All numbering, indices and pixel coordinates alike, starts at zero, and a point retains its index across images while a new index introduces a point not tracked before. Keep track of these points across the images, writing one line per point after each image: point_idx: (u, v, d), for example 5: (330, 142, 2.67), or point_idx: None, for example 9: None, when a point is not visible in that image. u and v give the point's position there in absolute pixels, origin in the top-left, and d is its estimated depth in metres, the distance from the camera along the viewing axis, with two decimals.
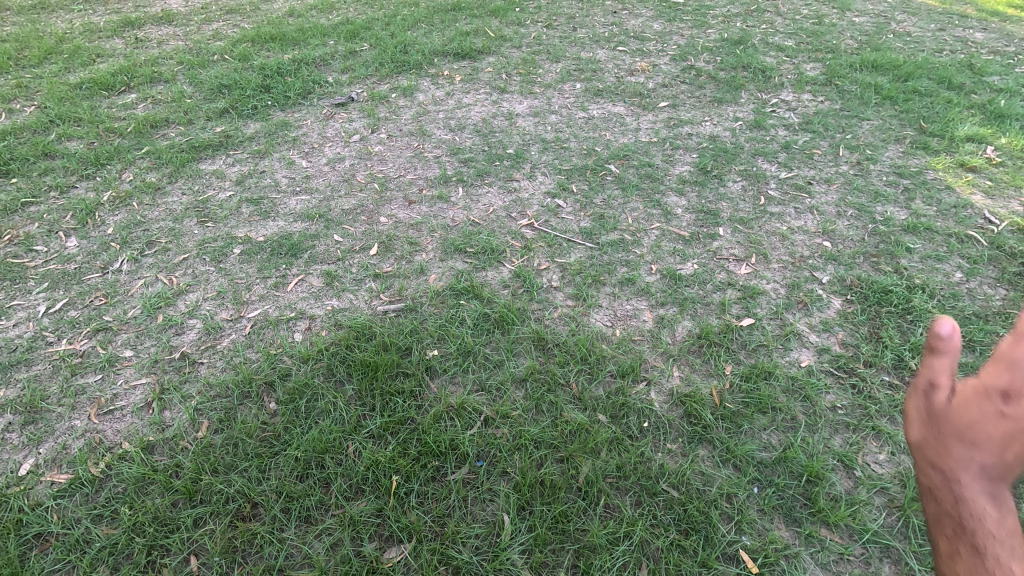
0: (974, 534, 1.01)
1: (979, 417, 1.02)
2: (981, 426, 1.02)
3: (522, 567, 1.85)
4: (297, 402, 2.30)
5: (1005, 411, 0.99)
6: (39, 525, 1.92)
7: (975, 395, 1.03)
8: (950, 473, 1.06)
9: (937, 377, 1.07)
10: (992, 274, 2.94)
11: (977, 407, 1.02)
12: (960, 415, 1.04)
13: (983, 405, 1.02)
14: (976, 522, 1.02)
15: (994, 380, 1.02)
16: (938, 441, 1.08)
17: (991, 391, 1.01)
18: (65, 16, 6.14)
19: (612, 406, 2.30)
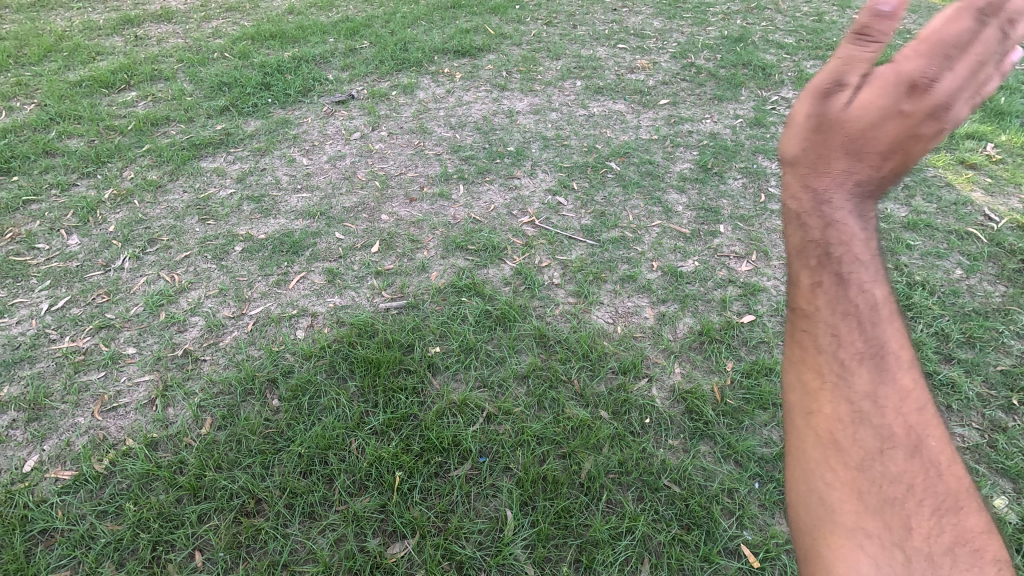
0: (841, 266, 0.80)
1: (887, 111, 0.80)
2: (888, 119, 0.80)
3: (525, 562, 1.86)
4: (301, 399, 2.31)
5: (911, 105, 0.80)
6: (45, 521, 1.93)
7: (892, 83, 0.81)
8: (819, 193, 0.82)
9: (850, 66, 0.82)
10: (992, 271, 2.95)
11: (886, 100, 0.80)
12: (862, 112, 0.81)
13: (894, 91, 0.80)
14: (847, 249, 0.80)
15: (920, 61, 0.81)
16: (827, 151, 0.82)
17: (906, 76, 0.80)
18: (64, 14, 6.13)
19: (613, 402, 2.31)
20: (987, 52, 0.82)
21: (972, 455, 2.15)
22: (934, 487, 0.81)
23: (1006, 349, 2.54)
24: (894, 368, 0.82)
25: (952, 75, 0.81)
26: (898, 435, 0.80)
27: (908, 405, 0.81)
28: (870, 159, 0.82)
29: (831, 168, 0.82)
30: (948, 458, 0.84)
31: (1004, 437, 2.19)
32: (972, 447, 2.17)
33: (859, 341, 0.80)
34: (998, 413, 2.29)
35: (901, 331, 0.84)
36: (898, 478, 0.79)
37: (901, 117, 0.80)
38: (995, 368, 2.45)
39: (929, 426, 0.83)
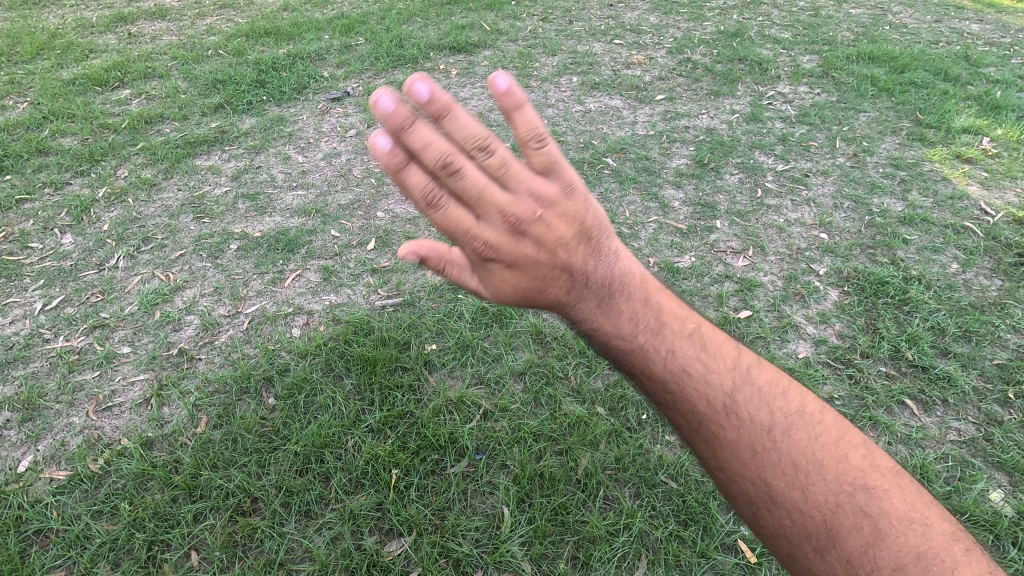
0: (630, 368, 0.97)
1: (503, 276, 1.02)
2: (512, 278, 1.02)
3: (522, 559, 1.86)
4: (297, 397, 2.30)
5: (507, 259, 0.99)
6: (40, 521, 1.92)
7: (487, 265, 1.02)
8: (570, 319, 1.04)
9: (464, 277, 1.09)
10: (988, 265, 2.95)
11: (496, 272, 1.02)
12: (503, 285, 1.04)
13: (498, 269, 1.01)
14: (608, 348, 0.99)
15: (467, 248, 1.00)
16: (535, 304, 1.06)
17: (478, 259, 1.01)
18: (57, 12, 6.09)
19: (610, 399, 2.30)
20: (475, 190, 0.95)
21: (968, 449, 2.15)
22: (805, 526, 0.85)
23: (1003, 343, 2.54)
24: (713, 430, 0.91)
25: (484, 222, 0.97)
26: (750, 492, 0.90)
27: (744, 458, 0.89)
28: (547, 284, 1.02)
29: (552, 302, 1.03)
30: (821, 486, 0.85)
31: (1001, 431, 2.19)
32: (969, 441, 2.17)
33: (681, 420, 0.94)
34: (994, 407, 2.29)
35: (702, 378, 0.92)
36: (777, 529, 0.88)
37: (511, 269, 1.00)
38: (992, 362, 2.46)
39: (775, 463, 0.88)
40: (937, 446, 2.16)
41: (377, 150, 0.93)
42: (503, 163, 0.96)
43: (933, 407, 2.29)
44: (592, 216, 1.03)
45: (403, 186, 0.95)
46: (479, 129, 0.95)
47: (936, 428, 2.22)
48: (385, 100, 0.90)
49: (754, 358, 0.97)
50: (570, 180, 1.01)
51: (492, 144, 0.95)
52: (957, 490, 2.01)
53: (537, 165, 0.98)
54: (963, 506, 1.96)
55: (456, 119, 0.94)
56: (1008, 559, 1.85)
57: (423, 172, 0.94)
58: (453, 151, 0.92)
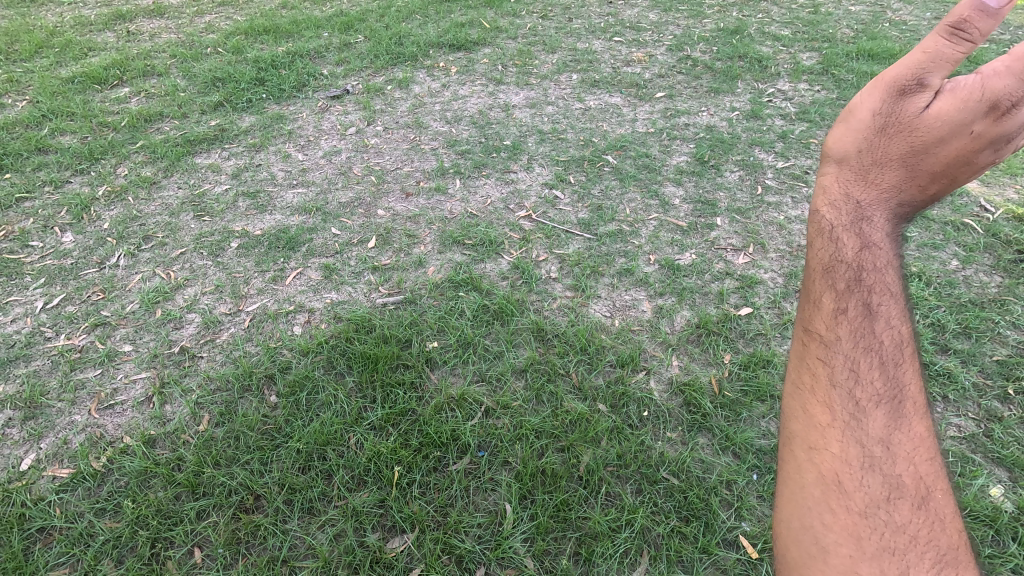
0: (868, 297, 0.98)
1: (950, 120, 0.97)
2: (945, 135, 0.97)
3: (525, 555, 1.87)
4: (298, 395, 2.30)
5: (981, 125, 0.96)
6: (42, 519, 1.92)
7: (975, 100, 0.96)
8: (866, 204, 1.01)
9: (938, 69, 0.98)
10: (988, 262, 2.96)
11: (959, 112, 0.96)
12: (933, 122, 0.98)
13: (970, 109, 0.96)
14: (868, 281, 0.99)
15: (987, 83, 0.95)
16: (886, 155, 1.00)
17: (987, 95, 0.95)
18: (55, 9, 6.07)
19: (611, 396, 2.31)
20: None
21: (968, 445, 2.16)
22: (936, 538, 0.95)
23: (1003, 339, 2.55)
24: (905, 419, 0.97)
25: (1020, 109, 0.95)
26: (905, 483, 0.95)
27: (916, 454, 0.97)
28: (912, 173, 1.00)
29: (882, 181, 1.01)
30: (952, 518, 0.98)
31: (1001, 426, 2.20)
32: (968, 437, 2.18)
33: (878, 382, 0.97)
34: (994, 403, 2.30)
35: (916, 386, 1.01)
36: (902, 525, 0.94)
37: (970, 137, 0.97)
38: (991, 358, 2.47)
39: (937, 479, 0.98)
40: (937, 442, 2.17)
41: None
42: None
43: (933, 403, 2.30)
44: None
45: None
46: None
47: (935, 424, 2.23)
48: None
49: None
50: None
51: None
52: (957, 485, 2.02)
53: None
54: (963, 501, 1.97)
55: None
56: (1008, 554, 1.86)
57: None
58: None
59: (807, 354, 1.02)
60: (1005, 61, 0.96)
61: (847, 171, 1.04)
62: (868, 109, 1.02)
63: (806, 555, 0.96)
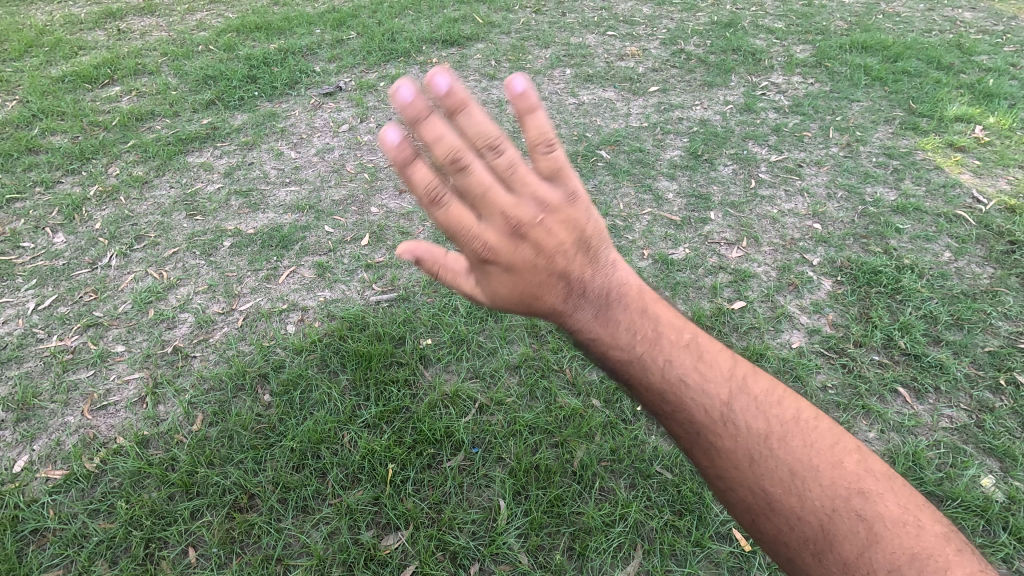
0: (622, 375, 0.97)
1: (499, 278, 1.00)
2: (507, 282, 1.00)
3: (519, 551, 1.87)
4: (292, 394, 2.30)
5: (496, 259, 0.97)
6: (36, 521, 1.92)
7: (479, 266, 1.00)
8: (565, 327, 1.02)
9: (458, 278, 1.05)
10: (980, 253, 2.96)
11: (492, 277, 1.00)
12: (501, 291, 1.02)
13: (493, 272, 0.99)
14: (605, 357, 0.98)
15: (466, 248, 0.97)
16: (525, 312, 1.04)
17: (474, 259, 0.98)
18: (45, 8, 6.03)
19: (606, 391, 2.31)
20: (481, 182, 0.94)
21: (959, 436, 2.17)
22: (803, 534, 0.86)
23: (994, 330, 2.56)
24: (715, 438, 0.90)
25: (488, 222, 0.95)
26: (748, 499, 0.90)
27: (744, 470, 0.89)
28: (543, 293, 1.00)
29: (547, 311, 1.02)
30: (818, 491, 0.86)
31: (992, 417, 2.21)
32: (960, 428, 2.19)
33: (677, 429, 0.94)
34: (985, 394, 2.31)
35: (699, 388, 0.92)
36: (776, 537, 0.89)
37: (501, 271, 0.98)
38: (983, 349, 2.47)
39: (773, 470, 0.88)
40: (929, 433, 2.18)
41: (387, 143, 0.92)
42: (511, 163, 0.95)
43: (925, 394, 2.31)
44: (591, 227, 1.02)
45: (410, 181, 0.94)
46: (491, 129, 0.94)
47: (927, 415, 2.24)
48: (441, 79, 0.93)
49: (749, 364, 0.96)
50: (576, 188, 1.01)
51: (502, 143, 0.95)
52: (948, 476, 2.03)
53: (545, 168, 0.98)
54: (954, 492, 1.98)
55: (472, 116, 0.95)
56: (999, 544, 1.87)
57: (429, 169, 0.94)
58: (463, 148, 0.92)
59: None
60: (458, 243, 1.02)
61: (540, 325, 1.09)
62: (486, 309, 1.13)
63: None
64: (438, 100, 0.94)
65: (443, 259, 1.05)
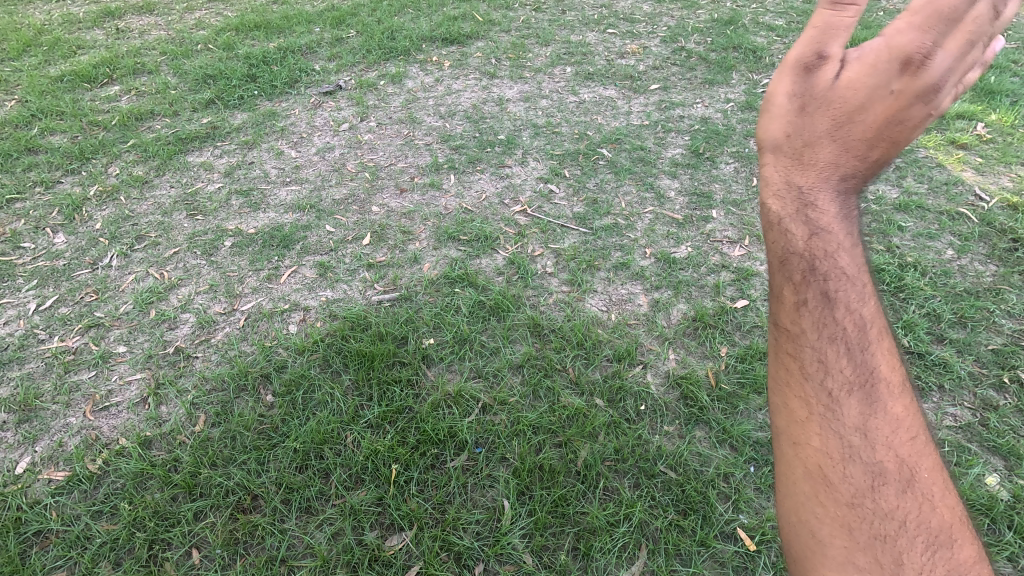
0: (827, 283, 0.82)
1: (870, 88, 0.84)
2: (866, 99, 0.85)
3: (523, 551, 1.87)
4: (295, 394, 2.29)
5: (900, 84, 0.84)
6: (39, 522, 1.92)
7: (886, 59, 0.84)
8: (806, 192, 0.85)
9: (832, 36, 0.88)
10: (983, 251, 2.96)
11: (873, 78, 0.85)
12: (849, 89, 0.85)
13: (885, 69, 0.84)
14: (831, 266, 0.83)
15: (909, 37, 0.83)
16: (824, 133, 0.86)
17: (895, 55, 0.84)
18: (43, 7, 6.01)
19: (609, 390, 2.31)
20: (977, 31, 0.83)
21: (963, 435, 2.16)
22: (926, 520, 0.79)
23: (998, 328, 2.56)
24: (884, 394, 0.82)
25: (946, 52, 0.83)
26: (887, 467, 0.79)
27: (904, 437, 0.81)
28: (851, 141, 0.85)
29: (823, 160, 0.85)
30: (946, 494, 0.83)
31: (996, 415, 2.21)
32: (964, 426, 2.19)
33: (849, 368, 0.81)
34: (989, 392, 2.31)
35: (887, 350, 0.85)
36: (889, 513, 0.78)
37: (890, 95, 0.84)
38: (987, 347, 2.47)
39: (925, 455, 0.83)
40: (933, 431, 2.18)
41: None
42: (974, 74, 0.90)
43: (929, 393, 2.31)
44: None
45: None
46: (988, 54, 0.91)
47: (932, 413, 2.24)
48: None
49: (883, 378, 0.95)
50: None
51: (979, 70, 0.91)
52: (953, 475, 2.03)
53: None
54: (959, 491, 1.98)
55: None
56: (1004, 542, 1.87)
57: None
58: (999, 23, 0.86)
59: (773, 339, 0.87)
60: (903, 17, 0.85)
61: (774, 160, 0.89)
62: (779, 92, 0.90)
63: (804, 550, 0.81)
64: None
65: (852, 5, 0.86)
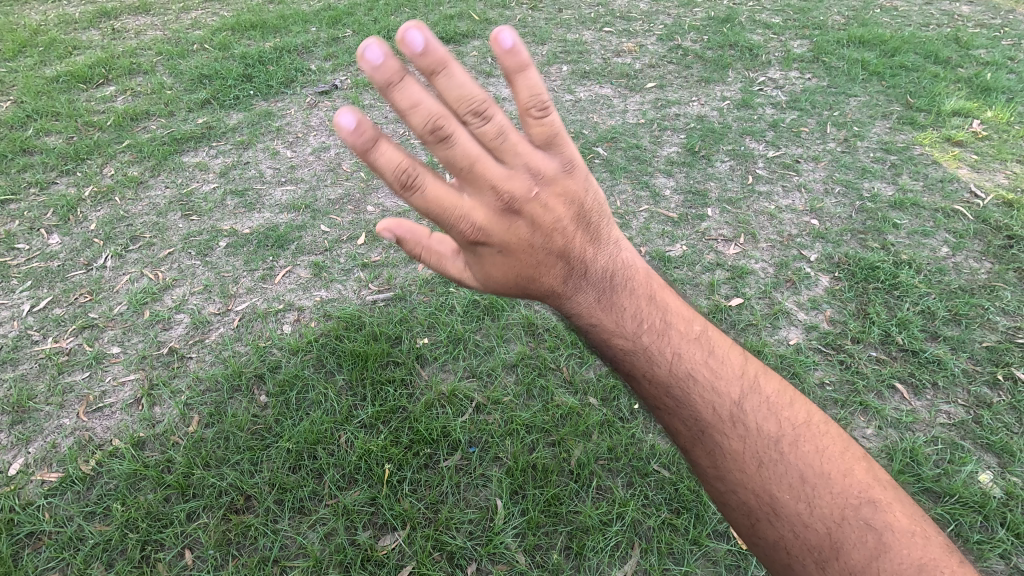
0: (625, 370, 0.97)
1: (492, 260, 1.01)
2: (501, 263, 1.01)
3: (516, 550, 1.87)
4: (288, 394, 2.29)
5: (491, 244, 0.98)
6: (31, 524, 1.91)
7: (473, 254, 1.01)
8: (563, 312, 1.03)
9: (445, 262, 1.07)
10: (977, 248, 2.96)
11: (484, 258, 1.01)
12: (490, 274, 1.04)
13: (484, 255, 1.00)
14: (607, 344, 0.99)
15: (453, 231, 0.96)
16: (521, 292, 1.05)
17: (464, 242, 0.98)
18: (39, 7, 6.00)
19: (603, 389, 2.31)
20: (468, 162, 0.92)
21: (957, 432, 2.16)
22: (806, 540, 0.87)
23: (992, 325, 2.56)
24: (722, 438, 0.92)
25: (471, 200, 0.94)
26: (751, 505, 0.91)
27: (751, 469, 0.91)
28: (540, 272, 1.01)
29: (545, 291, 1.03)
30: (828, 497, 0.88)
31: (989, 413, 2.21)
32: (958, 424, 2.19)
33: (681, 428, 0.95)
34: (983, 389, 2.31)
35: (708, 386, 0.93)
36: (775, 543, 0.90)
37: (497, 254, 0.99)
38: (981, 344, 2.47)
39: (782, 475, 0.89)
40: (927, 429, 2.18)
41: (345, 131, 0.86)
42: (500, 131, 0.93)
43: (923, 390, 2.31)
44: (588, 201, 1.02)
45: (377, 167, 0.91)
46: (477, 92, 0.91)
47: (926, 411, 2.23)
48: (415, 36, 0.84)
49: (760, 366, 0.99)
50: (569, 157, 0.99)
51: (490, 110, 0.91)
52: (946, 472, 2.03)
53: (539, 135, 0.96)
54: (952, 488, 1.98)
55: (452, 76, 0.89)
56: (997, 540, 1.87)
57: (395, 152, 0.90)
58: (445, 115, 0.88)
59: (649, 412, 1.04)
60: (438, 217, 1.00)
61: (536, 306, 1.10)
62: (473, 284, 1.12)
63: None
64: (412, 61, 0.85)
65: (426, 242, 1.06)
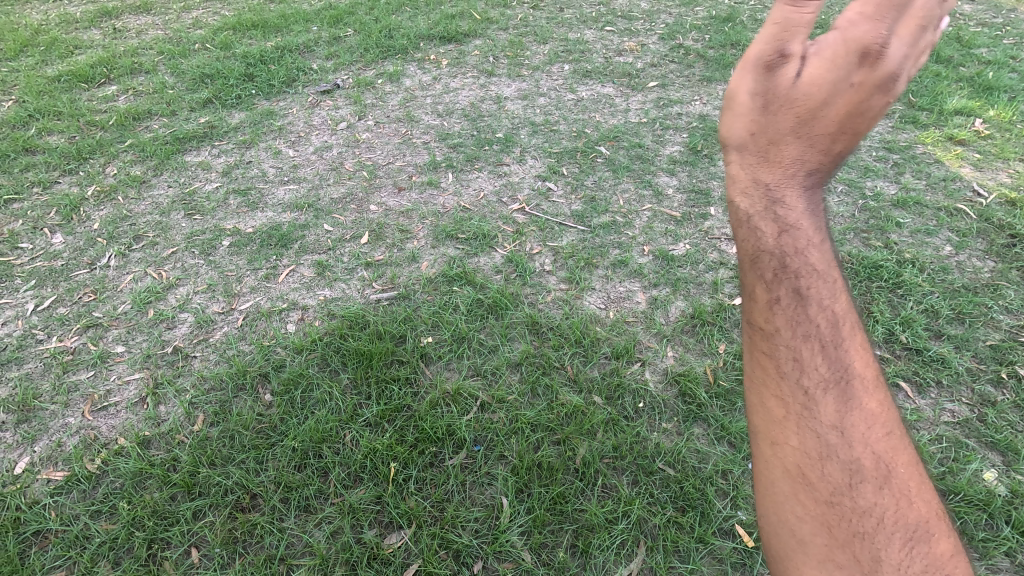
0: (798, 281, 0.79)
1: (826, 76, 0.80)
2: (829, 91, 0.80)
3: (522, 548, 1.87)
4: (293, 393, 2.30)
5: (860, 77, 0.80)
6: (38, 522, 1.92)
7: (843, 54, 0.80)
8: (773, 189, 0.81)
9: (791, 34, 0.80)
10: (980, 247, 2.96)
11: (833, 71, 0.80)
12: (810, 89, 0.80)
13: (844, 64, 0.80)
14: (798, 251, 0.79)
15: (864, 27, 0.80)
16: (772, 138, 0.82)
17: (853, 47, 0.80)
18: (40, 7, 6.00)
19: (607, 387, 2.31)
20: (929, 20, 0.80)
21: (961, 430, 2.17)
22: (903, 516, 0.80)
23: (996, 324, 2.56)
24: (861, 393, 0.81)
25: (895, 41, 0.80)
26: (866, 466, 0.79)
27: (875, 432, 0.81)
28: (816, 136, 0.81)
29: (789, 154, 0.81)
30: (923, 490, 0.84)
31: (994, 411, 2.21)
32: (962, 422, 2.19)
33: (824, 367, 0.79)
34: (987, 387, 2.31)
35: (869, 345, 0.87)
36: (869, 510, 0.78)
37: (848, 87, 0.80)
38: (984, 343, 2.48)
39: (900, 449, 0.83)
40: (931, 427, 2.18)
41: None
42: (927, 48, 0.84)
43: (927, 388, 2.31)
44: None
45: None
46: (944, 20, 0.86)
47: (930, 409, 2.24)
48: None
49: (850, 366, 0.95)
50: None
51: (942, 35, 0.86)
52: (951, 471, 2.03)
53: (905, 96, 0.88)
54: (957, 486, 1.98)
55: None
56: (1002, 537, 1.87)
57: None
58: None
59: (746, 335, 0.84)
60: (852, 8, 0.81)
61: (739, 159, 0.84)
62: (741, 90, 0.84)
63: (783, 546, 0.81)
64: None
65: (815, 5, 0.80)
